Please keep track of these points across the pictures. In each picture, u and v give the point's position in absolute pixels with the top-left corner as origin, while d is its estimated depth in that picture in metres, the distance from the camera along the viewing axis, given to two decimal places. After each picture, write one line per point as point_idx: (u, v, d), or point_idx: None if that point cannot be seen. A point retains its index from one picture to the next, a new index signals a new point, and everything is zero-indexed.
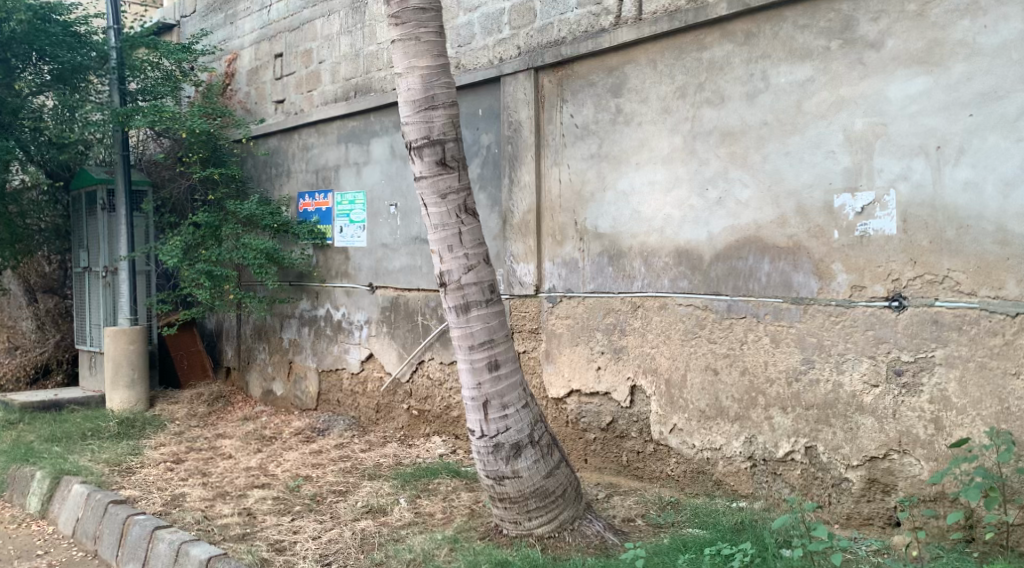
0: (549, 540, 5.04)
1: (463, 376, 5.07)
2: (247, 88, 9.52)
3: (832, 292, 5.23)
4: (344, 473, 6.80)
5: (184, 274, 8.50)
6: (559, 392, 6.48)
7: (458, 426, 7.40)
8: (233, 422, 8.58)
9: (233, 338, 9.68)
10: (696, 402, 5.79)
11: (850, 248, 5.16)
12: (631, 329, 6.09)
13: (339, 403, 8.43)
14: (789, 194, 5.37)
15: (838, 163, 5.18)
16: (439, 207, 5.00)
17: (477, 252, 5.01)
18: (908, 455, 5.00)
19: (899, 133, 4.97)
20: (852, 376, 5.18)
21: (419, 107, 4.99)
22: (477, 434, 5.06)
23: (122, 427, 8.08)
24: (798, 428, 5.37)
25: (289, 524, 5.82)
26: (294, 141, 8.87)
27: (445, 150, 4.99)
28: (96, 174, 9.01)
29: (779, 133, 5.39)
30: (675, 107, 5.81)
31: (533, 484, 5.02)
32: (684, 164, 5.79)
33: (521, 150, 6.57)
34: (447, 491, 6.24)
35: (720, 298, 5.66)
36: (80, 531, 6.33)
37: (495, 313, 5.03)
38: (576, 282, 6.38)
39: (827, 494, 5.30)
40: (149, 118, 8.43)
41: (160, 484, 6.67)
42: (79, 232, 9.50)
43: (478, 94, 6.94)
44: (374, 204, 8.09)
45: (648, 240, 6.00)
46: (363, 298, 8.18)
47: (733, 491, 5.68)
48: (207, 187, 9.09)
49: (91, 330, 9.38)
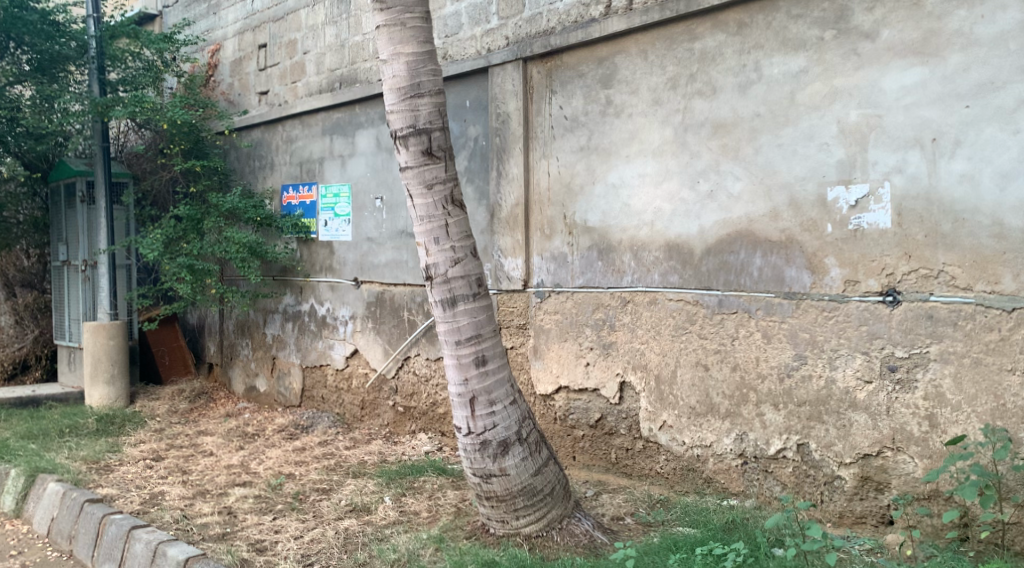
0: (536, 539, 4.94)
1: (450, 372, 4.96)
2: (230, 79, 9.38)
3: (825, 287, 5.14)
4: (328, 471, 6.68)
5: (165, 268, 8.35)
6: (547, 389, 6.38)
7: (445, 422, 7.28)
8: (215, 418, 8.44)
9: (216, 334, 9.54)
10: (686, 399, 5.69)
11: (844, 242, 5.07)
12: (620, 324, 6.00)
13: (323, 399, 8.30)
14: (781, 187, 5.28)
15: (832, 155, 5.09)
16: (425, 198, 4.89)
17: (464, 245, 4.90)
18: (902, 453, 4.91)
19: (894, 124, 4.89)
20: (845, 373, 5.09)
21: (404, 95, 4.87)
22: (464, 431, 4.95)
23: (101, 424, 7.93)
24: (790, 425, 5.29)
25: (271, 523, 5.70)
26: (277, 133, 8.73)
27: (431, 139, 4.88)
28: (75, 167, 8.85)
29: (772, 125, 5.30)
30: (666, 98, 5.71)
31: (521, 482, 4.91)
32: (675, 156, 5.70)
33: (509, 142, 6.46)
34: (432, 489, 6.13)
35: (711, 293, 5.57)
36: (55, 531, 6.18)
37: (483, 307, 4.92)
38: (564, 276, 6.28)
39: (819, 492, 5.22)
40: (130, 108, 8.30)
41: (139, 482, 6.53)
42: (58, 225, 9.33)
43: (465, 86, 6.82)
44: (359, 197, 7.96)
45: (639, 233, 5.89)
46: (348, 294, 8.05)
47: (723, 489, 5.59)
48: (189, 179, 8.95)
49: (70, 326, 9.23)
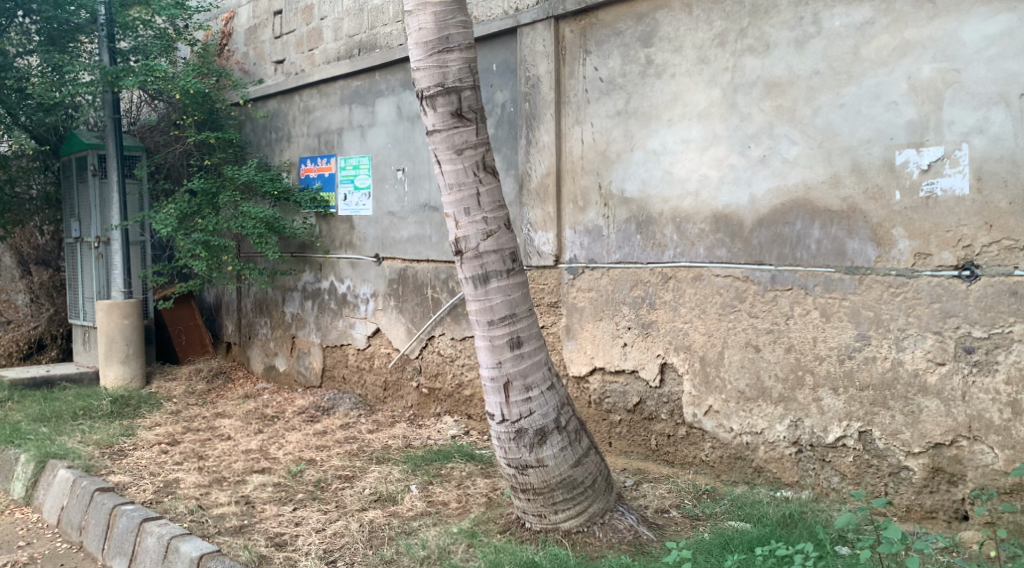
0: (577, 535, 4.55)
1: (482, 354, 4.56)
2: (245, 48, 8.98)
3: (891, 261, 4.71)
4: (350, 456, 6.30)
5: (179, 244, 7.98)
6: (581, 370, 5.97)
7: (471, 405, 6.90)
8: (234, 400, 8.09)
9: (234, 313, 9.19)
10: (734, 382, 5.27)
11: (913, 211, 4.63)
12: (661, 302, 5.56)
13: (345, 379, 7.92)
14: (842, 151, 4.83)
15: (901, 115, 4.64)
16: (454, 164, 4.47)
17: (497, 216, 4.48)
18: (980, 443, 4.48)
19: (974, 80, 4.44)
20: (913, 355, 4.66)
21: (431, 49, 4.45)
22: (497, 419, 4.55)
23: (115, 407, 7.59)
24: (850, 411, 4.86)
25: (291, 515, 5.33)
26: (294, 103, 8.32)
27: (461, 99, 4.45)
28: (86, 139, 8.49)
29: (832, 84, 4.84)
30: (714, 56, 5.25)
31: (560, 474, 4.51)
32: (723, 120, 5.25)
33: (540, 108, 6.02)
34: (461, 477, 5.74)
35: (763, 268, 5.14)
36: (65, 520, 5.85)
37: (518, 283, 4.50)
38: (599, 251, 5.84)
39: (883, 483, 4.79)
40: (140, 77, 7.92)
41: (153, 468, 6.18)
42: (71, 200, 8.99)
43: (491, 48, 6.37)
44: (380, 169, 7.54)
45: (682, 204, 5.45)
46: (369, 271, 7.66)
47: (775, 479, 5.17)
48: (203, 152, 8.58)
49: (85, 304, 8.88)
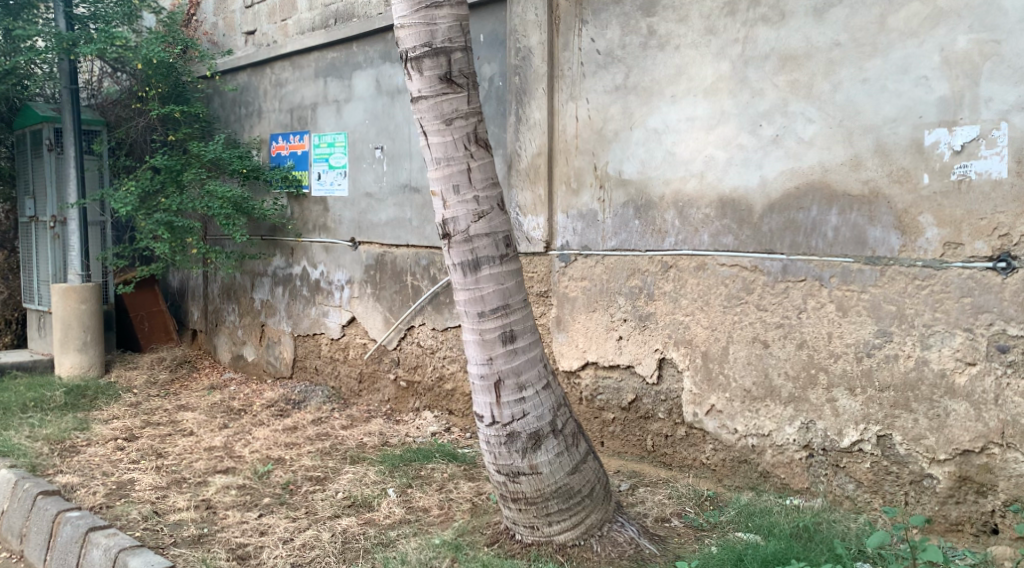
0: (572, 549, 4.14)
1: (470, 350, 4.12)
2: (214, 18, 8.45)
3: (917, 251, 4.33)
4: (322, 455, 5.84)
5: (141, 225, 7.46)
6: (572, 364, 5.54)
7: (453, 400, 6.46)
8: (199, 391, 7.60)
9: (200, 298, 8.68)
10: (740, 380, 4.87)
11: (944, 196, 4.25)
12: (660, 293, 5.15)
13: (318, 371, 7.46)
14: (864, 130, 4.43)
15: (932, 91, 4.25)
16: (442, 135, 4.02)
17: (489, 196, 4.05)
18: (1014, 451, 4.12)
19: (1015, 52, 4.05)
20: (940, 353, 4.29)
21: (417, 5, 4.00)
22: (486, 421, 4.12)
23: (70, 398, 7.08)
24: (869, 413, 4.48)
25: (256, 522, 4.87)
26: (265, 77, 7.80)
27: (451, 61, 4.01)
28: (41, 112, 7.93)
29: (856, 56, 4.43)
30: (722, 27, 4.83)
31: (555, 482, 4.09)
32: (732, 95, 4.82)
33: (531, 82, 5.57)
34: (443, 479, 5.30)
35: (773, 257, 4.74)
36: (5, 526, 5.34)
37: (511, 271, 4.07)
38: (593, 238, 5.41)
39: (902, 493, 4.43)
40: (98, 46, 7.33)
41: (106, 468, 5.68)
42: (25, 176, 8.38)
43: (480, 18, 5.90)
44: (357, 147, 7.06)
45: (685, 186, 5.03)
46: (345, 256, 7.18)
47: (783, 485, 4.79)
48: (168, 127, 8.05)
49: (39, 288, 8.32)
